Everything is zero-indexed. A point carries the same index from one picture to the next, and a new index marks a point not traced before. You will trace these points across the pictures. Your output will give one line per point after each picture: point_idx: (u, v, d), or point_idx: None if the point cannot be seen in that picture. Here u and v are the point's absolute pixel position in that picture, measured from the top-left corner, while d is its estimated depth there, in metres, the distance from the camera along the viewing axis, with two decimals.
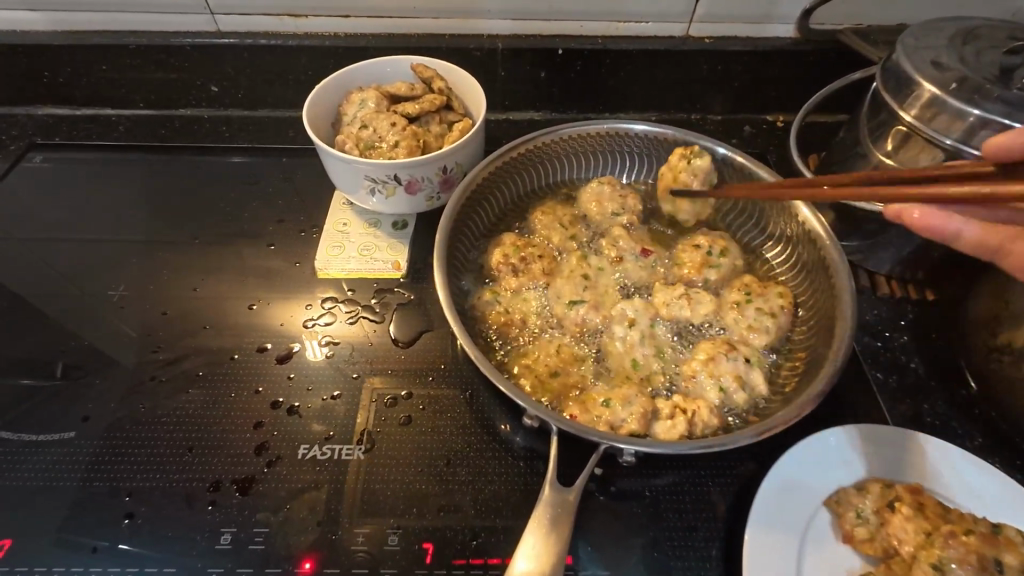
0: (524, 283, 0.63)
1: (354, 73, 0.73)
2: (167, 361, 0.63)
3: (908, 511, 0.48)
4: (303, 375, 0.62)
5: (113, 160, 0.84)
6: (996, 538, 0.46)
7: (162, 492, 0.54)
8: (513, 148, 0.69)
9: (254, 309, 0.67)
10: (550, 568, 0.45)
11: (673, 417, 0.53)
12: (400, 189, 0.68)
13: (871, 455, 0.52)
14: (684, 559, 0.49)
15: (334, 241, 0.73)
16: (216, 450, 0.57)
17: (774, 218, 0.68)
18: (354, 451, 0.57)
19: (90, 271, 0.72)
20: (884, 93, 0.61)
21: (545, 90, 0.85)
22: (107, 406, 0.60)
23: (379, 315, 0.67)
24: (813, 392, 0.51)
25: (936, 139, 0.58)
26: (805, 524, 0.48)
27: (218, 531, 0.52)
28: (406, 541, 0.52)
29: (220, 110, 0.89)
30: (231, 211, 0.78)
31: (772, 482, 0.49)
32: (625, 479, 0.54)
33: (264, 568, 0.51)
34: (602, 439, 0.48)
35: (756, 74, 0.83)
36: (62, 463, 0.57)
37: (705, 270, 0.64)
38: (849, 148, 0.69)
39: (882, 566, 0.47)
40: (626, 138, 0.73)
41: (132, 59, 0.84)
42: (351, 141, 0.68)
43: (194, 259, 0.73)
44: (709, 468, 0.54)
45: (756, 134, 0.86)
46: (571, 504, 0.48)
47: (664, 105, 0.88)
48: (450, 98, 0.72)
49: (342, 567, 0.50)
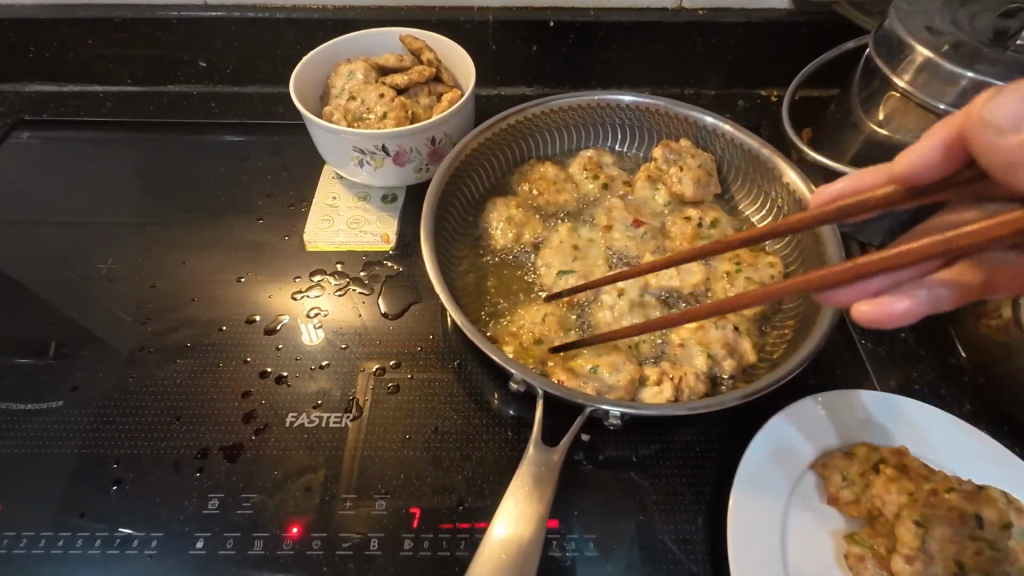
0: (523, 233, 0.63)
1: (341, 45, 0.73)
2: (155, 333, 0.63)
3: (892, 473, 0.48)
4: (291, 346, 0.62)
5: (102, 137, 0.84)
6: (978, 495, 0.46)
7: (150, 460, 0.54)
8: (502, 119, 0.68)
9: (242, 283, 0.67)
10: (529, 532, 0.44)
11: (660, 384, 0.53)
12: (388, 160, 0.67)
13: (861, 422, 0.52)
14: (670, 521, 0.50)
15: (324, 215, 0.72)
16: (205, 418, 0.57)
17: (764, 187, 0.68)
18: (343, 419, 0.57)
19: (76, 247, 0.71)
20: (876, 60, 0.61)
21: (537, 65, 0.84)
22: (95, 375, 0.60)
23: (368, 287, 0.67)
24: (798, 356, 0.51)
25: (929, 104, 0.57)
26: (790, 488, 0.48)
27: (207, 496, 0.52)
28: (394, 506, 0.52)
29: (209, 86, 0.88)
30: (221, 186, 0.77)
31: (758, 446, 0.50)
32: (612, 447, 0.54)
33: (252, 532, 0.51)
34: (586, 401, 0.48)
35: (750, 47, 0.82)
36: (50, 431, 0.57)
37: (696, 242, 0.65)
38: (841, 119, 0.68)
39: (866, 527, 0.47)
40: (615, 110, 0.72)
41: (119, 33, 0.83)
42: (338, 113, 0.68)
43: (183, 234, 0.72)
44: (697, 435, 0.54)
45: (750, 109, 0.86)
46: (555, 464, 0.48)
47: (660, 80, 0.87)
48: (440, 69, 0.71)
49: (328, 533, 0.51)
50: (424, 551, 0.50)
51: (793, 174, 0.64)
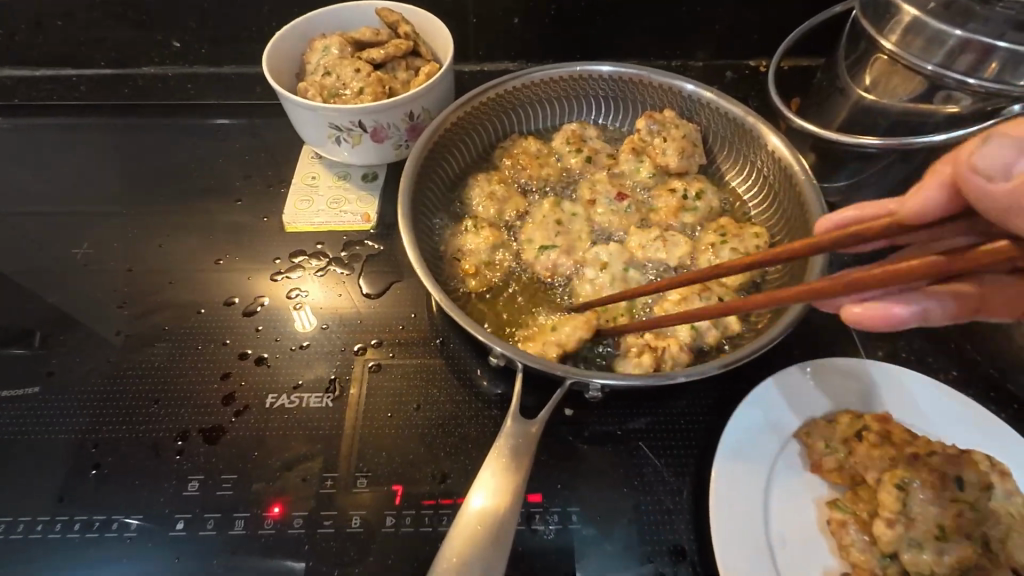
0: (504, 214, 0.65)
1: (316, 21, 0.71)
2: (132, 317, 0.62)
3: (875, 439, 0.48)
4: (271, 327, 0.61)
5: (77, 123, 0.82)
6: (959, 457, 0.46)
7: (129, 443, 0.54)
8: (482, 92, 0.66)
9: (221, 265, 0.66)
10: (505, 506, 0.44)
11: (642, 356, 0.53)
12: (366, 137, 0.66)
13: (845, 390, 0.52)
14: (653, 493, 0.49)
15: (303, 194, 0.71)
16: (184, 401, 0.56)
17: (750, 157, 0.67)
18: (323, 399, 0.56)
19: (51, 233, 0.70)
20: (862, 22, 0.59)
21: (520, 39, 0.82)
22: (71, 361, 0.59)
23: (349, 267, 0.66)
24: (783, 321, 0.50)
25: (916, 65, 0.55)
26: (773, 457, 0.48)
27: (186, 478, 0.52)
28: (375, 484, 0.52)
29: (185, 66, 0.86)
30: (199, 169, 0.76)
31: (743, 416, 0.49)
32: (596, 421, 0.53)
33: (233, 513, 0.50)
34: (567, 373, 0.48)
35: (738, 16, 0.80)
36: (27, 418, 0.56)
37: (680, 214, 0.64)
38: (828, 87, 0.67)
39: (849, 494, 0.47)
40: (598, 81, 0.71)
41: (89, 13, 0.80)
42: (313, 89, 0.66)
43: (161, 218, 0.71)
44: (682, 407, 0.54)
45: (738, 80, 0.84)
46: (534, 435, 0.47)
47: (645, 52, 0.85)
48: (417, 43, 0.69)
49: (309, 512, 0.50)
50: (405, 528, 0.49)
51: (776, 140, 0.62)
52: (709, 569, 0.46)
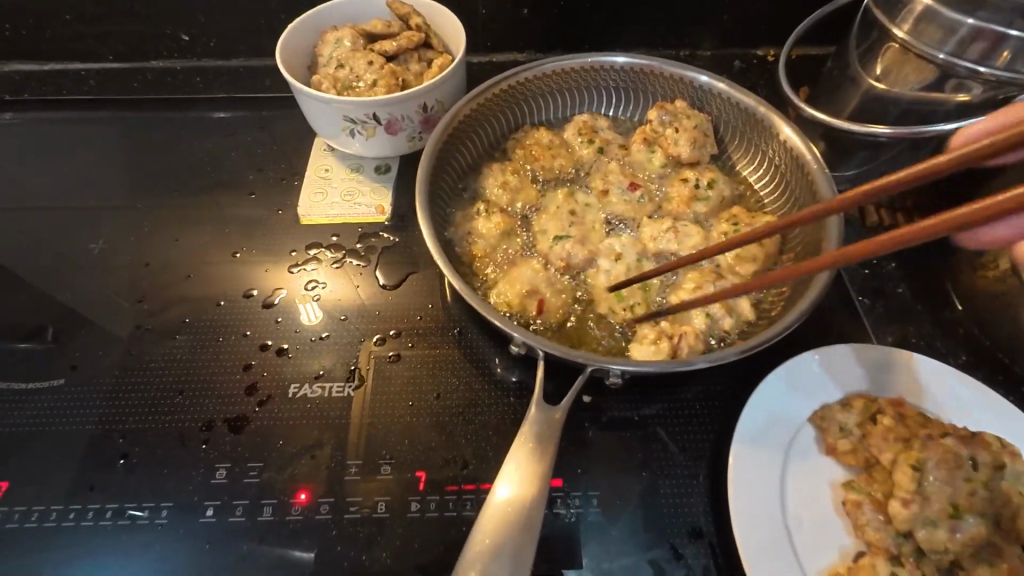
0: (518, 205, 0.65)
1: (327, 13, 0.71)
2: (153, 310, 0.63)
3: (889, 422, 0.49)
4: (290, 319, 0.62)
5: (87, 117, 0.82)
6: (970, 438, 0.47)
7: (155, 434, 0.55)
8: (495, 83, 0.67)
9: (238, 258, 0.67)
10: (532, 492, 0.45)
11: (657, 342, 0.54)
12: (380, 129, 0.66)
13: (858, 375, 0.54)
14: (672, 477, 0.51)
15: (316, 187, 0.72)
16: (208, 392, 0.57)
17: (761, 146, 0.67)
18: (344, 388, 0.57)
19: (65, 229, 0.71)
20: (874, 10, 0.59)
21: (528, 30, 0.82)
22: (94, 354, 0.60)
23: (365, 258, 0.66)
24: (799, 306, 0.51)
25: (928, 54, 0.55)
26: (790, 441, 0.49)
27: (213, 467, 0.53)
28: (399, 471, 0.53)
29: (193, 60, 0.86)
30: (211, 162, 0.76)
31: (760, 402, 0.50)
32: (614, 408, 0.54)
33: (260, 499, 0.51)
34: (587, 360, 0.48)
35: (746, 5, 0.80)
36: (53, 410, 0.57)
37: (693, 204, 0.65)
38: (838, 76, 0.67)
39: (864, 475, 0.48)
40: (609, 72, 0.71)
41: (96, 8, 0.80)
42: (327, 82, 0.66)
43: (176, 212, 0.71)
44: (697, 393, 0.55)
45: (746, 70, 0.84)
46: (557, 422, 0.48)
47: (653, 42, 0.85)
48: (429, 35, 0.69)
49: (335, 498, 0.51)
50: (430, 513, 0.51)
51: (788, 129, 0.63)
52: (728, 550, 0.47)
